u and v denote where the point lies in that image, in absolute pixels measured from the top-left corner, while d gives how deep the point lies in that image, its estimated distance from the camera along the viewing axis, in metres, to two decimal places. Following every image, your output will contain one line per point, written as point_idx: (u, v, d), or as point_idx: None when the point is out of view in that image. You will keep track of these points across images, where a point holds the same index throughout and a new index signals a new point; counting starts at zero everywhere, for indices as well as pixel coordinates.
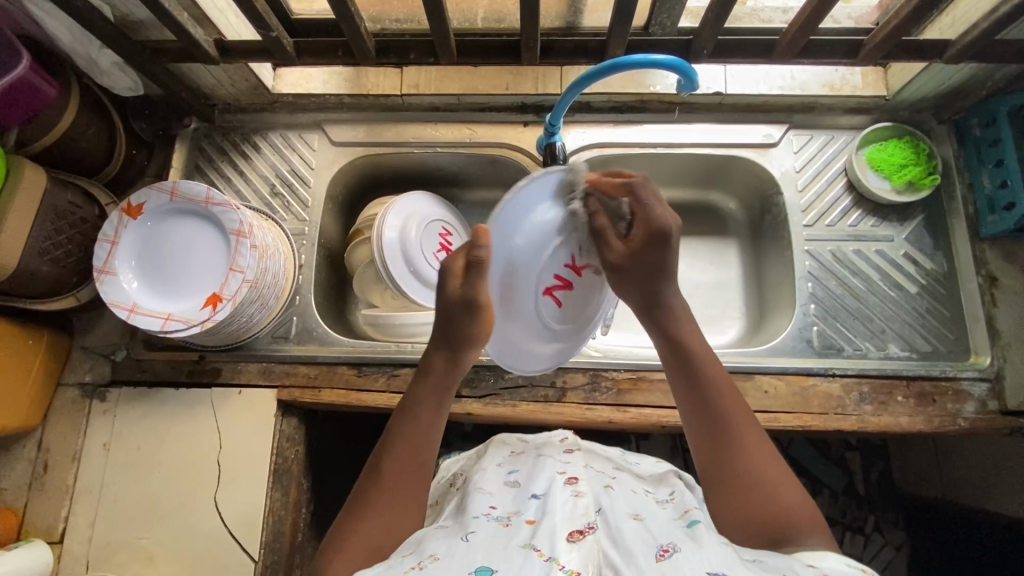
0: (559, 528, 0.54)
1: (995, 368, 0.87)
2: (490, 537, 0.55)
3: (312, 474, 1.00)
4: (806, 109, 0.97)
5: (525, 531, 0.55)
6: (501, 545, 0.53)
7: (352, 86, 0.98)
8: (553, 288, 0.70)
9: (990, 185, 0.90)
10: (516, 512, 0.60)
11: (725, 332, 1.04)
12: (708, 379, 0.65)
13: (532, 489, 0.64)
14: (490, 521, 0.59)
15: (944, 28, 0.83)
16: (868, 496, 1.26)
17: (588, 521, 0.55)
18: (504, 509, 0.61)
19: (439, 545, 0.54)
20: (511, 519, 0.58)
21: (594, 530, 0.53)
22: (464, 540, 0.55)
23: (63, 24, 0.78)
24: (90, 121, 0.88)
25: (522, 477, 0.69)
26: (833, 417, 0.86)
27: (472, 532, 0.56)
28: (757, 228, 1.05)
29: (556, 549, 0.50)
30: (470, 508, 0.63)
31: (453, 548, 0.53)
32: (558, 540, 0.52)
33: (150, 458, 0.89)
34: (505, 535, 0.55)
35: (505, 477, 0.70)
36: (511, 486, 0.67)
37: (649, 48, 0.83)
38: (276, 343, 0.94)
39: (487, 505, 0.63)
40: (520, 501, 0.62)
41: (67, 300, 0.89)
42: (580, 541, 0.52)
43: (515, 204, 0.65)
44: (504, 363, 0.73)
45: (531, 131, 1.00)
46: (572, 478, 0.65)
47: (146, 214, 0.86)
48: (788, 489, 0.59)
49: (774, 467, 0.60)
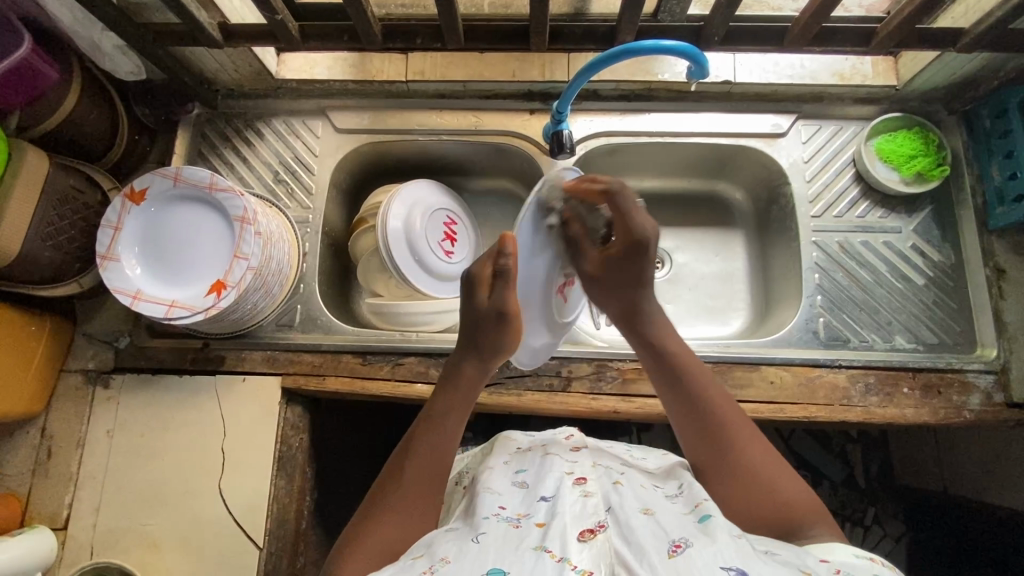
0: (569, 529, 0.54)
1: (1001, 361, 0.87)
2: (501, 537, 0.55)
3: (316, 462, 1.00)
4: (816, 98, 0.96)
5: (536, 533, 0.55)
6: (513, 545, 0.53)
7: (356, 72, 0.97)
8: (560, 287, 0.78)
9: (1000, 176, 0.89)
10: (525, 513, 0.60)
11: (730, 323, 1.04)
12: (697, 394, 0.69)
13: (540, 491, 0.63)
14: (500, 522, 0.59)
15: (957, 17, 0.81)
16: (868, 488, 1.27)
17: (598, 520, 0.56)
18: (514, 510, 0.62)
19: (449, 547, 0.54)
20: (521, 521, 0.59)
21: (605, 528, 0.55)
22: (475, 541, 0.55)
23: (64, 7, 0.77)
24: (92, 105, 0.87)
25: (530, 477, 0.69)
26: (839, 408, 0.86)
27: (483, 533, 0.56)
28: (763, 219, 1.05)
29: (567, 550, 0.51)
30: (479, 508, 0.63)
31: (464, 550, 0.53)
32: (569, 541, 0.53)
33: (154, 445, 0.89)
34: (515, 536, 0.55)
35: (512, 476, 0.70)
36: (519, 486, 0.67)
37: (660, 35, 0.82)
38: (280, 331, 0.93)
39: (496, 506, 0.63)
40: (529, 503, 0.62)
41: (70, 286, 0.88)
42: (591, 540, 0.53)
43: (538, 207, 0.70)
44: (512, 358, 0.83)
45: (537, 119, 0.99)
46: (581, 478, 0.65)
47: (149, 200, 0.85)
48: (786, 476, 0.63)
49: (771, 462, 0.64)
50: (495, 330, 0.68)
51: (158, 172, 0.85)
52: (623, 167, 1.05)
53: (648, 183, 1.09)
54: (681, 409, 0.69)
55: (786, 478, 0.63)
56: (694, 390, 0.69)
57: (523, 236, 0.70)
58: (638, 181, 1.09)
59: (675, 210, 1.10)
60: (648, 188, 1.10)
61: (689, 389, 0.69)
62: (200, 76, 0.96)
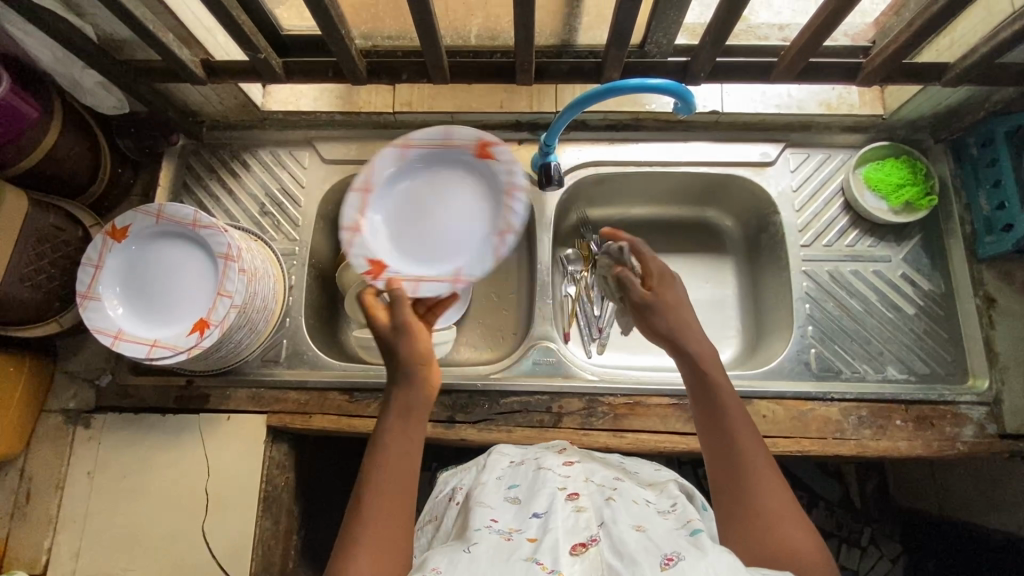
0: (562, 542, 0.54)
1: (994, 393, 0.86)
2: (492, 550, 0.54)
3: (304, 499, 0.98)
4: (804, 127, 0.97)
5: (528, 545, 0.54)
6: (504, 556, 0.53)
7: (343, 103, 0.97)
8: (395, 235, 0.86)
9: (989, 207, 0.90)
10: (518, 525, 0.60)
11: (722, 351, 1.02)
12: (723, 407, 0.65)
13: (533, 507, 0.62)
14: (492, 534, 0.58)
15: (942, 50, 0.82)
16: (864, 509, 1.26)
17: (590, 534, 0.55)
18: (506, 523, 0.61)
19: (440, 557, 0.54)
20: (513, 535, 0.58)
21: (597, 542, 0.54)
22: (466, 552, 0.54)
23: (44, 44, 0.75)
24: (74, 141, 0.86)
25: (523, 488, 0.67)
26: (832, 442, 0.85)
27: (474, 543, 0.56)
28: (754, 246, 1.04)
29: (558, 564, 0.51)
30: (472, 521, 0.62)
31: (455, 560, 0.53)
32: (560, 554, 0.52)
33: (136, 486, 0.86)
34: (507, 548, 0.54)
35: (505, 491, 0.69)
36: (512, 501, 0.65)
37: (647, 70, 0.82)
38: (266, 366, 0.92)
39: (488, 518, 0.62)
40: (522, 515, 0.61)
41: (49, 325, 0.86)
42: (583, 554, 0.52)
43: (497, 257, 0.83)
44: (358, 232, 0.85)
45: (526, 148, 0.99)
46: (574, 492, 0.64)
47: (131, 237, 0.84)
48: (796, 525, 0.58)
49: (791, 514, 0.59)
50: (407, 344, 0.67)
51: (143, 207, 0.83)
52: (613, 195, 1.05)
53: (638, 210, 1.09)
54: (702, 415, 0.66)
55: (782, 498, 0.59)
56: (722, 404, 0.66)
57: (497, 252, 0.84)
58: (628, 209, 1.08)
59: (664, 237, 1.10)
60: (638, 215, 1.09)
61: (714, 397, 0.66)
62: (183, 109, 0.95)
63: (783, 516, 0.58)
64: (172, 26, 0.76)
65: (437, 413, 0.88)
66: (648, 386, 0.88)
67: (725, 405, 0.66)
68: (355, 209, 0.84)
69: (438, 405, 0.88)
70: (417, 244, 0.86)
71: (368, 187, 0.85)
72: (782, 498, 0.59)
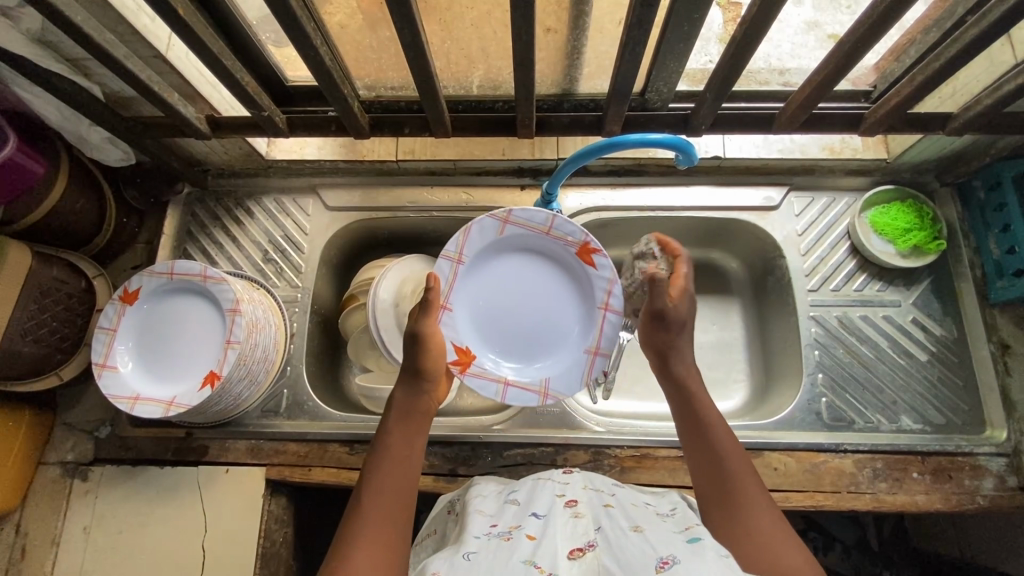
0: (559, 546, 0.51)
1: (1013, 443, 0.84)
2: (490, 553, 0.51)
3: (300, 549, 0.97)
4: (807, 170, 0.96)
5: (527, 546, 0.51)
6: (503, 559, 0.50)
7: (347, 152, 0.98)
8: (200, 364, 0.82)
9: (998, 250, 0.88)
10: (517, 525, 0.56)
11: (732, 397, 1.00)
12: (718, 449, 0.63)
13: (532, 508, 0.59)
14: (490, 538, 0.54)
15: (945, 98, 0.84)
16: (883, 553, 1.16)
17: (589, 539, 0.52)
18: (505, 524, 0.57)
19: (444, 559, 0.52)
20: (512, 534, 0.55)
21: (595, 546, 0.51)
22: (466, 557, 0.51)
23: (52, 106, 0.76)
24: (80, 193, 0.87)
25: (522, 496, 0.64)
26: (846, 496, 0.83)
27: (473, 548, 0.52)
28: (760, 288, 1.03)
29: (557, 566, 0.48)
30: (471, 525, 0.59)
31: (457, 564, 0.50)
32: (558, 558, 0.49)
33: (132, 541, 0.85)
34: (505, 550, 0.51)
35: (505, 497, 0.65)
36: (511, 504, 0.62)
37: (648, 122, 0.83)
38: (266, 417, 0.90)
39: (488, 523, 0.58)
40: (521, 517, 0.58)
41: (49, 379, 0.86)
42: (581, 558, 0.49)
43: (117, 321, 0.82)
44: (185, 397, 0.79)
45: (529, 195, 1.00)
46: (573, 498, 0.60)
47: (153, 304, 0.84)
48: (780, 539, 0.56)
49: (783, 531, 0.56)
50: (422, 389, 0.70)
51: (153, 269, 0.84)
52: (615, 238, 1.04)
53: None
54: (691, 444, 0.65)
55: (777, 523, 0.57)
56: (705, 435, 0.64)
57: (127, 324, 0.83)
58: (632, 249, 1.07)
59: None
60: None
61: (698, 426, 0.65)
62: (189, 159, 0.96)
63: (779, 542, 0.55)
64: (179, 85, 0.78)
65: (439, 467, 0.86)
66: (656, 438, 0.86)
67: (714, 438, 0.64)
68: (183, 400, 0.78)
69: (440, 458, 0.87)
70: (214, 340, 0.82)
71: (173, 397, 0.79)
72: (779, 528, 0.57)
